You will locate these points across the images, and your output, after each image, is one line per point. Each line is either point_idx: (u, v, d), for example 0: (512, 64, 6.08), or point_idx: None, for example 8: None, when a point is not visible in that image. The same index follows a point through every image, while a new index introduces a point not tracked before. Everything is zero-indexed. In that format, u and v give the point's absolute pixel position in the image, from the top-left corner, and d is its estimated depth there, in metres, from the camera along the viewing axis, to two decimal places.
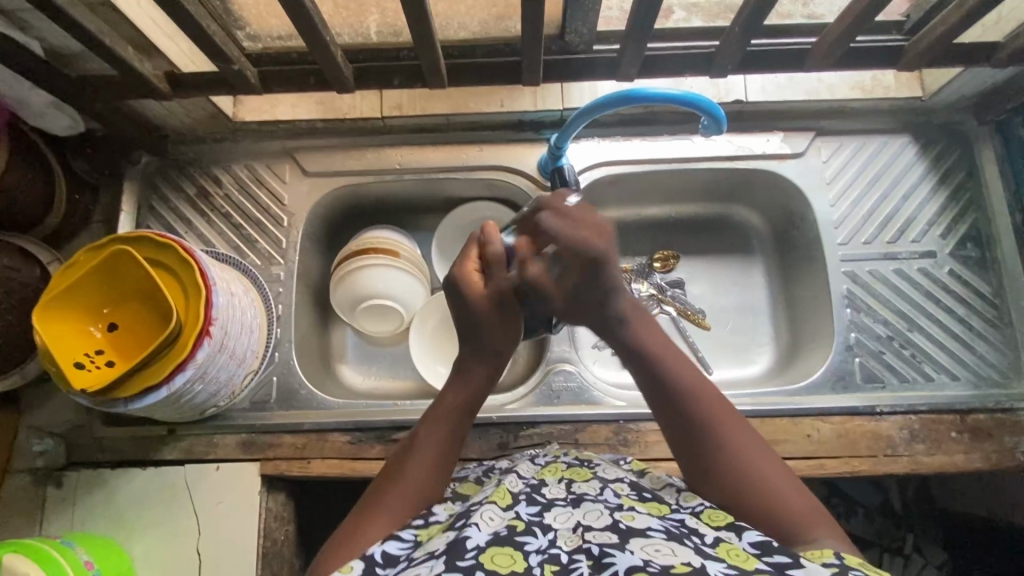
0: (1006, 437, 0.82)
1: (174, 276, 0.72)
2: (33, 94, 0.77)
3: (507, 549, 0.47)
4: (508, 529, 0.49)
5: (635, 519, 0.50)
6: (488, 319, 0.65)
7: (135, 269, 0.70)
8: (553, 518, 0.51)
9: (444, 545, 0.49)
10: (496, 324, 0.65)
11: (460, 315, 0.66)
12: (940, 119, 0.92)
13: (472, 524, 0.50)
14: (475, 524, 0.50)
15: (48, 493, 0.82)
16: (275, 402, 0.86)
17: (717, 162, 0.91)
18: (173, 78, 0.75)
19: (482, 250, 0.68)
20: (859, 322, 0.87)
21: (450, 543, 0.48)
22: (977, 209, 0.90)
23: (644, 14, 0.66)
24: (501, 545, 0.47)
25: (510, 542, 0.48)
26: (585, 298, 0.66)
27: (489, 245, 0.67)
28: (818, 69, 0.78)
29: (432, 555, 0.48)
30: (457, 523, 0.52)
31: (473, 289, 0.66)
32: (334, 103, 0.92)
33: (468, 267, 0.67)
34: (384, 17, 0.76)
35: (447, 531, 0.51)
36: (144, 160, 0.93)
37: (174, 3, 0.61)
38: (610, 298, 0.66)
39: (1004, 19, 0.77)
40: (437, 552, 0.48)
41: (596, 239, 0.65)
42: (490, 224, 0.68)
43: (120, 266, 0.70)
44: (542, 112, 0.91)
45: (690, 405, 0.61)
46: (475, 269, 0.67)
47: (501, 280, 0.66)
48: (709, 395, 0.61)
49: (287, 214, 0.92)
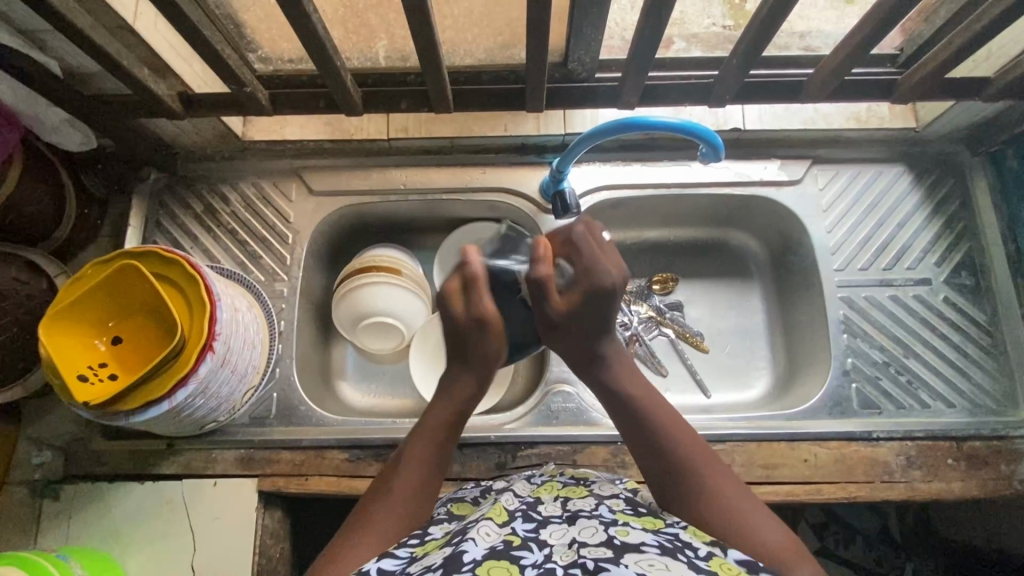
0: (1002, 465, 0.82)
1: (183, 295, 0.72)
2: (49, 112, 0.78)
3: (504, 562, 0.47)
4: (505, 544, 0.50)
5: (629, 534, 0.51)
6: (475, 334, 0.68)
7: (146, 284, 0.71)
8: (549, 535, 0.52)
9: (441, 559, 0.49)
10: (484, 335, 0.68)
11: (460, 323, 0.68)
12: (934, 149, 0.94)
13: (469, 539, 0.50)
14: (472, 539, 0.50)
15: (44, 507, 0.82)
16: (275, 418, 0.86)
17: (717, 188, 0.93)
18: (185, 97, 0.77)
19: (460, 273, 0.68)
20: (856, 348, 0.88)
21: (447, 557, 0.48)
22: (972, 238, 0.91)
23: (644, 47, 0.68)
24: (498, 559, 0.47)
25: (507, 556, 0.48)
26: (574, 331, 0.68)
27: (467, 264, 0.67)
28: (813, 100, 0.81)
29: (429, 568, 0.48)
30: (453, 540, 0.52)
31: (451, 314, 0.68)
32: (340, 124, 0.94)
33: (450, 291, 0.68)
34: (392, 43, 0.77)
35: (444, 547, 0.51)
36: (152, 177, 0.94)
37: (190, 26, 0.63)
38: (596, 338, 0.69)
39: (994, 54, 0.80)
40: (434, 565, 0.48)
41: (612, 270, 0.67)
42: (471, 249, 0.68)
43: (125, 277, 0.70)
44: (545, 136, 0.94)
45: (664, 445, 0.63)
46: (457, 294, 0.68)
47: (480, 296, 0.67)
48: (684, 437, 0.64)
49: (292, 232, 0.93)
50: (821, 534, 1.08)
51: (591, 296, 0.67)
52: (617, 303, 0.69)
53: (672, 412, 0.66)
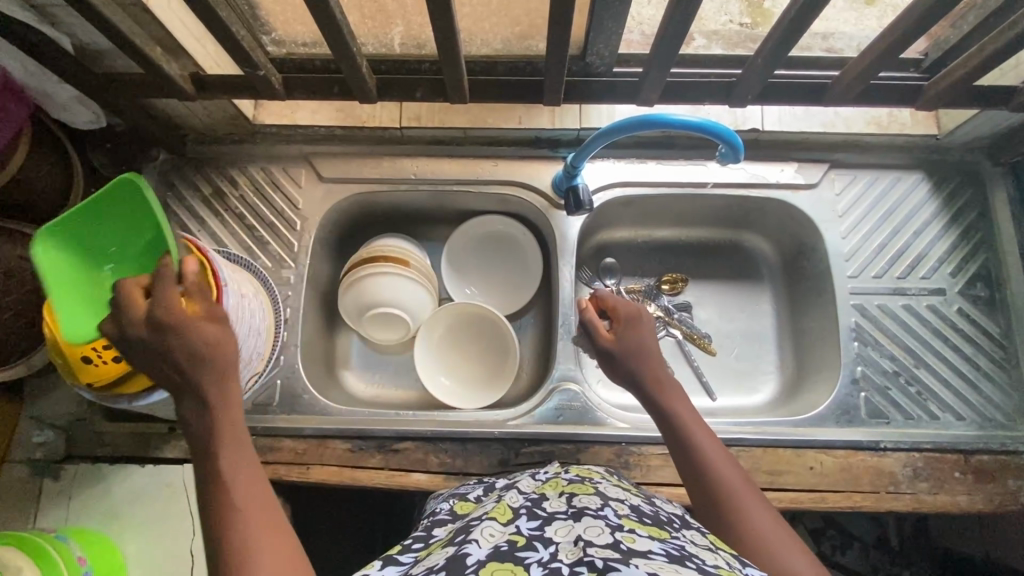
0: (1009, 480, 0.81)
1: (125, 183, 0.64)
2: (58, 88, 0.76)
3: (508, 564, 0.47)
4: (509, 544, 0.49)
5: (636, 541, 0.49)
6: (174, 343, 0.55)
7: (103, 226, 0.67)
8: (555, 532, 0.50)
9: (444, 560, 0.48)
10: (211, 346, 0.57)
11: (121, 340, 0.57)
12: (955, 157, 0.93)
13: (472, 540, 0.50)
14: (475, 540, 0.50)
15: (45, 487, 0.82)
16: (277, 405, 0.86)
17: (731, 189, 0.92)
18: (198, 79, 0.76)
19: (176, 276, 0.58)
20: (866, 356, 0.87)
21: (450, 558, 0.48)
22: (988, 250, 0.90)
23: (667, 42, 0.67)
24: (502, 561, 0.47)
25: (512, 558, 0.47)
26: (626, 356, 0.71)
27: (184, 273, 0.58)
28: (835, 104, 0.79)
29: (432, 569, 0.48)
30: (457, 539, 0.52)
31: (135, 320, 0.56)
32: (352, 110, 0.93)
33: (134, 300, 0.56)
34: (408, 30, 0.76)
35: (447, 547, 0.51)
36: (161, 158, 0.94)
37: (205, 7, 0.61)
38: (642, 364, 0.70)
39: (1022, 63, 0.78)
40: (437, 566, 0.48)
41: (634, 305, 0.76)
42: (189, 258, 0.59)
43: (71, 279, 0.65)
44: (559, 130, 0.92)
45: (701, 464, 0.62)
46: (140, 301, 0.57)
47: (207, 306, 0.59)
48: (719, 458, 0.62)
49: (300, 219, 0.92)
50: (818, 540, 1.09)
51: (632, 328, 0.73)
52: (651, 336, 0.73)
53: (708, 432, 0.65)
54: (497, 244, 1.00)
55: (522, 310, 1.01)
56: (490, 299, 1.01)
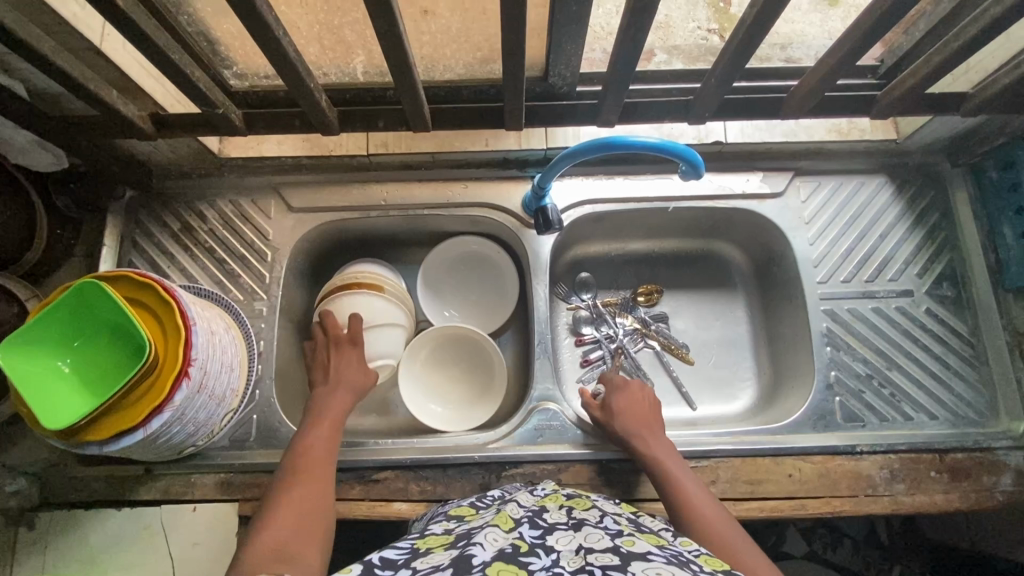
0: (984, 477, 0.82)
1: (85, 288, 0.67)
2: (15, 133, 0.76)
3: (512, 566, 0.46)
4: (513, 548, 0.48)
5: (634, 544, 0.50)
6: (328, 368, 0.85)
7: (60, 325, 0.68)
8: (556, 541, 0.51)
9: (448, 560, 0.47)
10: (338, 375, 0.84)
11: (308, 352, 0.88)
12: (916, 160, 0.94)
13: (476, 544, 0.49)
14: (480, 543, 0.49)
15: (20, 535, 0.80)
16: (254, 440, 0.85)
17: (699, 202, 0.93)
18: (157, 119, 0.75)
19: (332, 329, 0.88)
20: (839, 360, 0.88)
21: (456, 559, 0.47)
22: (952, 250, 0.92)
23: (624, 64, 0.67)
24: (506, 562, 0.46)
25: (515, 560, 0.46)
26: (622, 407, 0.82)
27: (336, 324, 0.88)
28: (794, 116, 0.81)
29: (437, 567, 0.46)
30: (459, 544, 0.51)
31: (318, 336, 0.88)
32: (319, 140, 0.93)
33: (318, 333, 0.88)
34: (370, 59, 0.75)
35: (449, 550, 0.50)
36: (127, 195, 0.92)
37: (157, 51, 0.61)
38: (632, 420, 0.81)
39: (974, 69, 0.79)
40: (442, 565, 0.47)
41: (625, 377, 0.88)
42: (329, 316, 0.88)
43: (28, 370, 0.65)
44: (526, 151, 0.93)
45: (683, 511, 0.69)
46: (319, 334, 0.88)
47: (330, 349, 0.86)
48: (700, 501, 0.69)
49: (271, 249, 0.92)
50: (809, 538, 1.10)
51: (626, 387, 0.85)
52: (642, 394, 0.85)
53: (692, 484, 0.72)
54: (472, 265, 1.01)
55: (500, 328, 1.01)
56: (467, 319, 1.01)
